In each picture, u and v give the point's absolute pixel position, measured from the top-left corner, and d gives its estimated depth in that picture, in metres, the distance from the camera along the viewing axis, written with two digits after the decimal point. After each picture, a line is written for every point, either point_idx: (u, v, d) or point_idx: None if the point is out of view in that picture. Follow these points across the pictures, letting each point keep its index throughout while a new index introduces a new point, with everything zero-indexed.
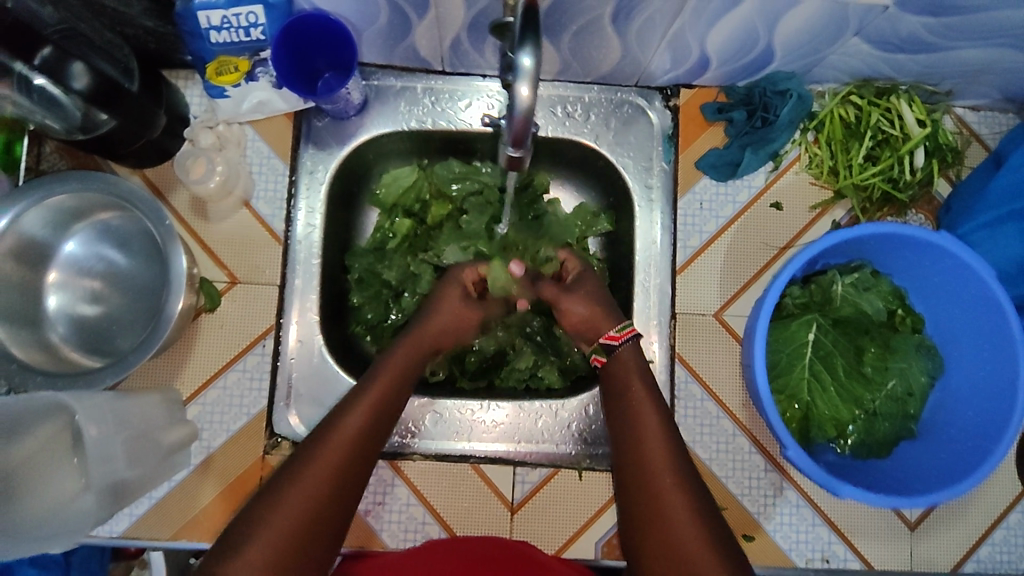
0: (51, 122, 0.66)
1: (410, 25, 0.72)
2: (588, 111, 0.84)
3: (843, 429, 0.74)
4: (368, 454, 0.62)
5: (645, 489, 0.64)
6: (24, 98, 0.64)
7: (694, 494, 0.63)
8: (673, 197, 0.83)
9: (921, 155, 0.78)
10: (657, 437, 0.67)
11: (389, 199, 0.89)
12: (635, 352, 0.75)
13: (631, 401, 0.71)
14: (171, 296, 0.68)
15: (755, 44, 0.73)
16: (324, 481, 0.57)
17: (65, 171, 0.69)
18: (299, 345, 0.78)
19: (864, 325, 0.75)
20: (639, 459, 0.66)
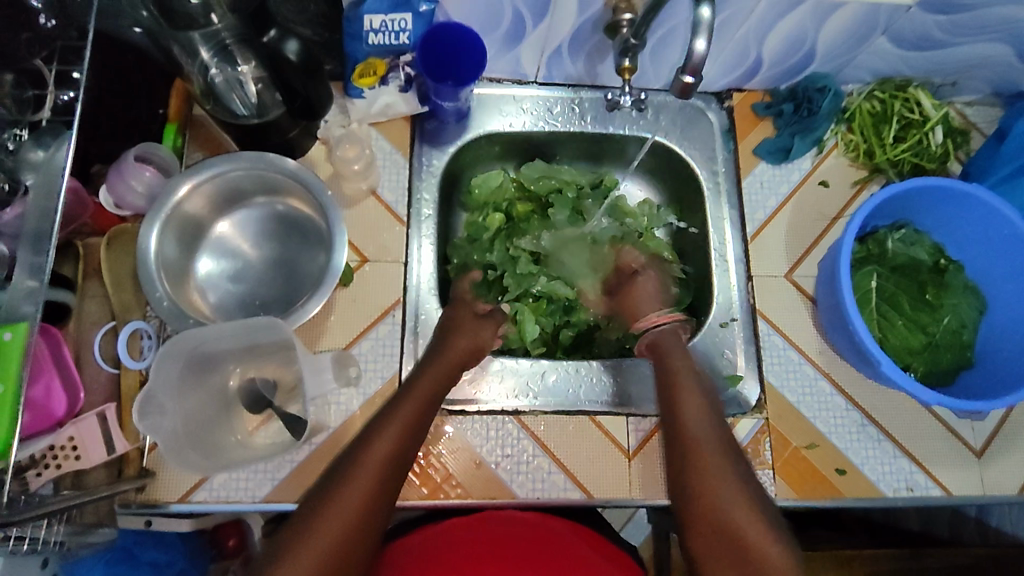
0: (237, 95, 0.77)
1: (524, 33, 0.86)
2: (657, 112, 0.99)
3: (911, 362, 0.85)
4: (391, 488, 0.64)
5: (689, 457, 0.69)
6: (229, 66, 0.77)
7: (733, 461, 0.68)
8: (736, 178, 0.97)
9: (939, 132, 0.94)
10: (693, 413, 0.73)
11: (482, 198, 1.00)
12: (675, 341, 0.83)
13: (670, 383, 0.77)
14: (313, 297, 0.73)
15: (802, 47, 0.89)
16: (360, 509, 0.61)
17: (238, 152, 0.76)
18: (424, 316, 0.85)
19: (914, 271, 0.88)
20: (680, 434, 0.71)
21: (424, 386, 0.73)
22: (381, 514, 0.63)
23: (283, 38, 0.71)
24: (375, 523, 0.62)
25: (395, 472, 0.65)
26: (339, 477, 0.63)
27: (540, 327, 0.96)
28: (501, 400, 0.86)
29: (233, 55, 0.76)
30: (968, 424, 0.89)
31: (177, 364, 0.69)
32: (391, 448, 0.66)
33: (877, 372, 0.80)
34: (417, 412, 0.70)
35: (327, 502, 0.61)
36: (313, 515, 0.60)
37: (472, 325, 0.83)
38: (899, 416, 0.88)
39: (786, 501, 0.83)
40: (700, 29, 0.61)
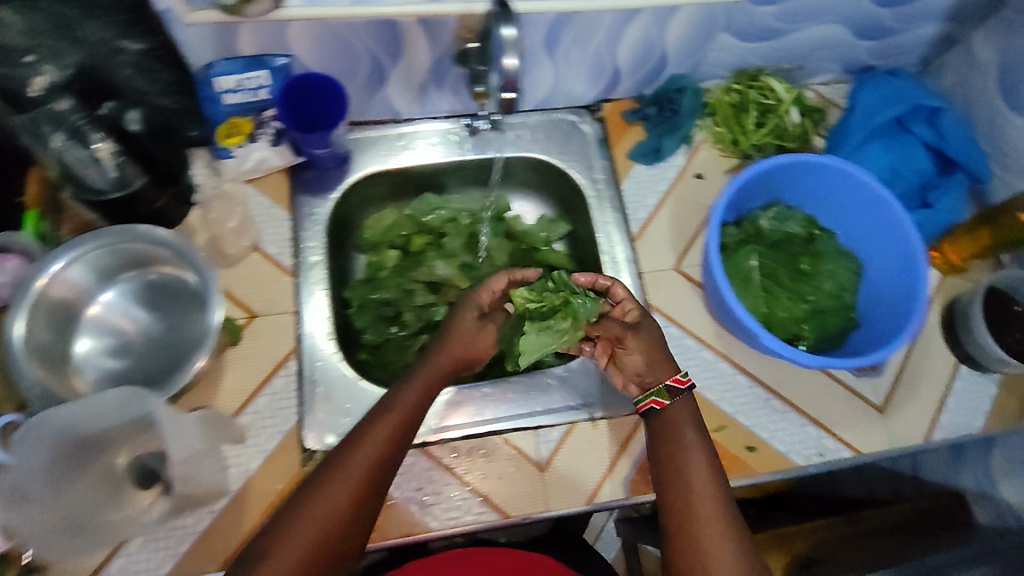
0: (91, 176, 0.76)
1: (386, 69, 0.86)
2: (533, 132, 1.02)
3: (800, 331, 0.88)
4: (351, 527, 0.66)
5: (687, 503, 0.71)
6: (82, 146, 0.74)
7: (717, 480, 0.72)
8: (616, 183, 1.00)
9: (795, 113, 0.99)
10: (699, 469, 0.73)
11: (374, 237, 1.01)
12: (687, 404, 0.79)
13: (675, 437, 0.76)
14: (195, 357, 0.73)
15: (653, 53, 0.94)
16: (310, 543, 0.64)
17: (107, 227, 0.76)
18: (320, 363, 0.85)
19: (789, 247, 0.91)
20: (679, 480, 0.73)
21: (393, 417, 0.73)
22: (335, 552, 0.64)
23: (123, 109, 0.77)
24: (341, 547, 0.65)
25: (369, 492, 0.68)
26: (300, 505, 0.66)
27: None
28: None
29: (86, 135, 0.75)
30: (867, 381, 0.92)
31: (44, 452, 0.69)
32: (368, 472, 0.68)
33: (761, 345, 0.83)
34: (389, 443, 0.71)
35: (274, 542, 0.64)
36: (262, 553, 0.63)
37: (469, 331, 0.85)
38: (799, 385, 0.91)
39: None
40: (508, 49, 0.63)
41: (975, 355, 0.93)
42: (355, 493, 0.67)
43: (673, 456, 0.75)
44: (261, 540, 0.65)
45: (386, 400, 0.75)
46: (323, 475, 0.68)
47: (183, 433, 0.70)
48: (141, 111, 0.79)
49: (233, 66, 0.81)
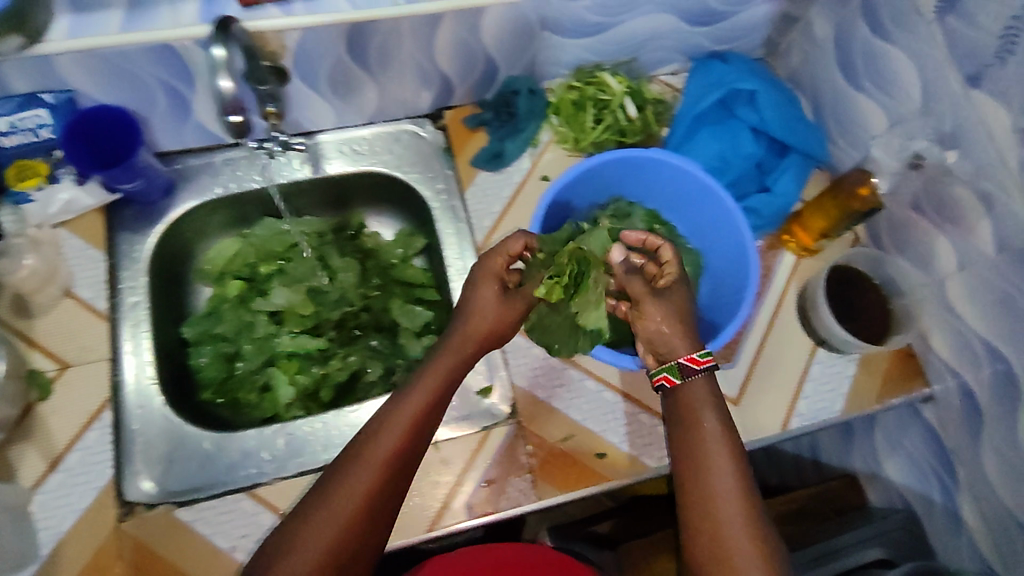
0: None
1: (186, 97, 0.82)
2: (371, 146, 0.98)
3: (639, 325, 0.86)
4: (379, 515, 0.66)
5: (709, 500, 0.66)
6: None
7: (745, 472, 0.67)
8: (460, 192, 0.96)
9: (631, 106, 0.97)
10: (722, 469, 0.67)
11: (216, 269, 0.97)
12: (705, 386, 0.72)
13: (697, 432, 0.69)
14: None
15: (476, 58, 0.90)
16: (337, 534, 0.63)
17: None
18: (141, 410, 0.82)
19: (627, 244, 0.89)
20: (696, 475, 0.68)
21: (418, 399, 0.71)
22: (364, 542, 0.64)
23: None
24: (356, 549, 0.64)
25: (394, 478, 0.67)
26: (324, 494, 0.65)
27: (295, 387, 0.92)
28: (238, 476, 0.80)
29: None
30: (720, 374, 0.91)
31: None
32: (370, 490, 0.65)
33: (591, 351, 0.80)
34: (413, 428, 0.69)
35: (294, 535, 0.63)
36: (288, 541, 0.63)
37: (489, 306, 0.77)
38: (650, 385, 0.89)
39: (548, 500, 0.82)
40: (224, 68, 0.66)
41: (828, 339, 0.91)
42: (355, 514, 0.64)
43: (691, 453, 0.69)
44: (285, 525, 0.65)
45: (398, 399, 0.71)
46: (348, 460, 0.67)
47: None
48: None
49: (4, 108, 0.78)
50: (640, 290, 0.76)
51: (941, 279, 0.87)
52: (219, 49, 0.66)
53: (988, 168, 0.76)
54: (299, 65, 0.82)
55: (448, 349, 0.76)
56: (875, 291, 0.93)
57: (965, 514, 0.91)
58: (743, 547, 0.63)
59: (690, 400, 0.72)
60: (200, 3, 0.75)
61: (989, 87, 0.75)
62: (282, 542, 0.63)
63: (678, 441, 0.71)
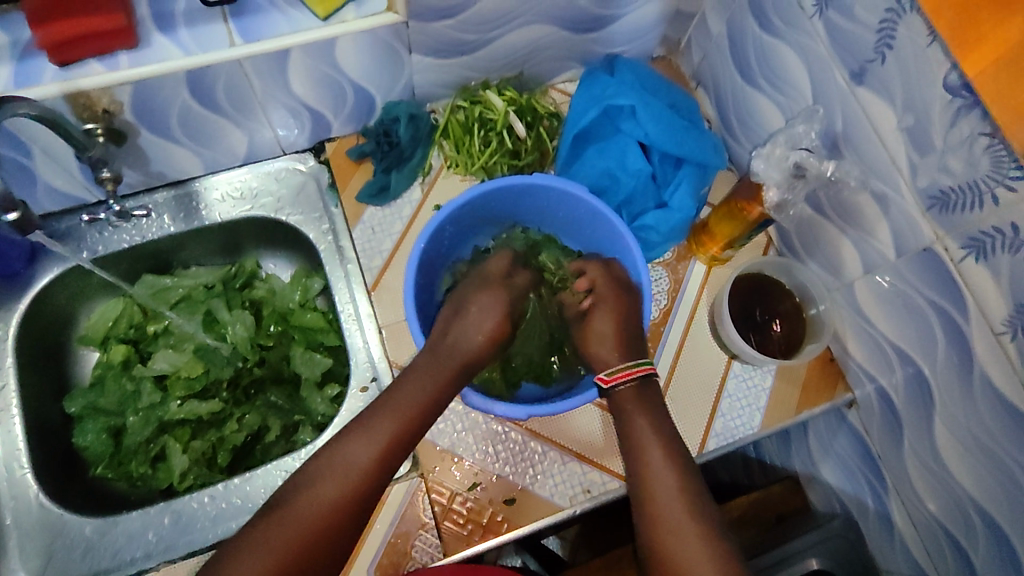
0: None
1: (28, 165, 0.77)
2: (251, 188, 0.93)
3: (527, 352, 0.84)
4: (368, 496, 0.66)
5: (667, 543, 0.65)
6: None
7: (699, 505, 0.67)
8: (348, 232, 0.92)
9: (518, 125, 0.92)
10: (664, 490, 0.68)
11: (99, 336, 0.91)
12: (648, 418, 0.72)
13: (637, 446, 0.71)
14: None
15: (343, 88, 0.85)
16: (326, 510, 0.64)
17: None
18: (14, 502, 0.77)
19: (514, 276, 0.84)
20: (653, 518, 0.67)
21: (425, 383, 0.71)
22: (350, 520, 0.65)
23: None
24: (340, 528, 0.64)
25: (389, 460, 0.67)
26: (321, 466, 0.66)
27: (189, 454, 0.87)
28: (122, 563, 0.75)
29: None
30: None
31: None
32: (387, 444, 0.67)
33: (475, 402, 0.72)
34: (417, 413, 0.70)
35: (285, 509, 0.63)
36: (275, 514, 0.63)
37: (483, 300, 0.79)
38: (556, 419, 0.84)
39: (456, 556, 0.78)
40: None
41: (740, 354, 0.87)
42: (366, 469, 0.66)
43: (646, 497, 0.68)
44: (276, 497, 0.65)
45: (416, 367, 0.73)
46: (350, 433, 0.67)
47: None
48: None
49: None
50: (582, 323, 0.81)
51: (849, 283, 0.83)
52: None
53: (878, 168, 0.72)
54: (145, 118, 0.76)
55: (458, 334, 0.76)
56: (790, 299, 0.89)
57: (896, 518, 0.87)
58: None
59: (638, 438, 0.71)
60: (12, 67, 0.68)
61: (871, 83, 0.70)
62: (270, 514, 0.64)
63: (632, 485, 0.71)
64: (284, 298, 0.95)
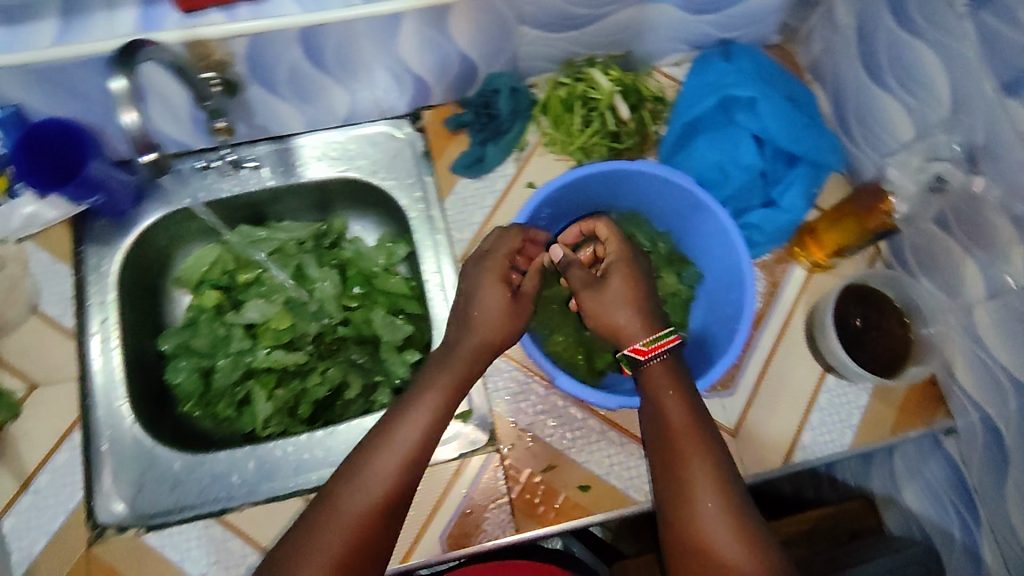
0: None
1: (141, 109, 0.79)
2: (346, 149, 0.93)
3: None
4: (402, 499, 0.62)
5: (703, 553, 0.59)
6: None
7: (741, 508, 0.60)
8: (439, 201, 0.91)
9: (623, 106, 0.89)
10: (704, 494, 0.60)
11: (194, 278, 0.94)
12: (679, 405, 0.65)
13: (669, 434, 0.64)
14: None
15: (448, 55, 0.84)
16: (363, 518, 0.59)
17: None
18: (110, 432, 0.79)
19: (497, 242, 0.76)
20: (686, 524, 0.60)
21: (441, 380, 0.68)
22: (388, 523, 0.60)
23: None
24: (380, 533, 0.60)
25: (416, 458, 0.63)
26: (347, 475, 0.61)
27: (274, 404, 0.88)
28: (205, 499, 0.77)
29: None
30: (718, 403, 0.84)
31: None
32: (419, 436, 0.64)
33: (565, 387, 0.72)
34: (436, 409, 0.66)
35: (319, 523, 0.59)
36: (308, 531, 0.59)
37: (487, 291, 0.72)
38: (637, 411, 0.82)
39: (527, 535, 0.77)
40: (124, 100, 0.61)
41: (837, 366, 0.83)
42: (409, 457, 0.63)
43: (678, 497, 0.61)
44: (308, 515, 0.61)
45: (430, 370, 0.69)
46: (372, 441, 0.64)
47: None
48: None
49: None
50: (579, 283, 0.75)
51: (967, 305, 0.77)
52: (120, 80, 0.61)
53: (1022, 188, 0.66)
54: (256, 71, 0.77)
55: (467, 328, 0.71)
56: (898, 318, 0.83)
57: (986, 555, 0.81)
58: None
59: (671, 423, 0.64)
60: (137, 12, 0.70)
61: None
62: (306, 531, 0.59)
63: (661, 479, 0.63)
64: (370, 261, 0.95)
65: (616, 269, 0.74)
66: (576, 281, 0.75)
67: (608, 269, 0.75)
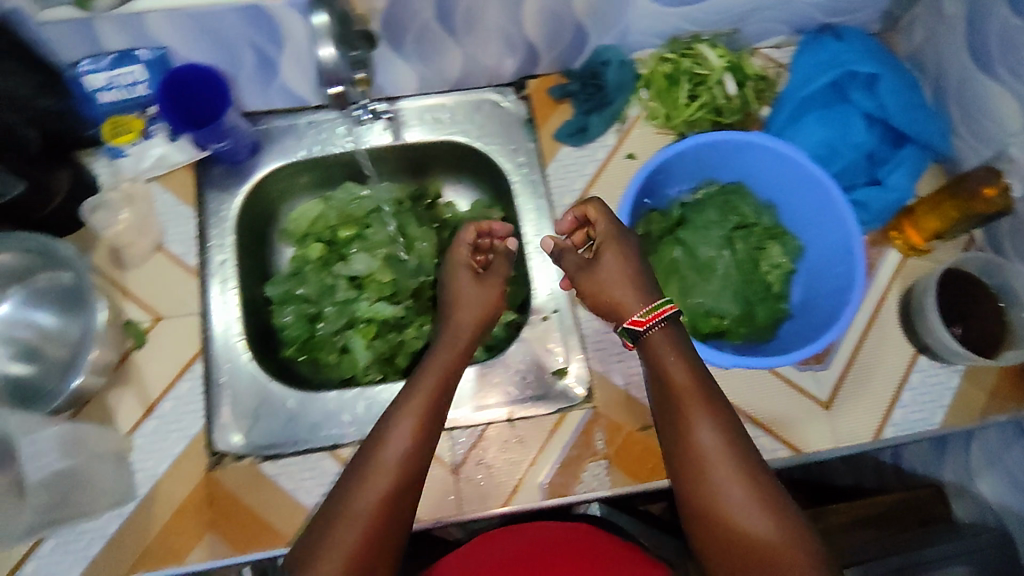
0: None
1: (274, 61, 0.83)
2: (452, 113, 0.96)
3: (723, 306, 0.80)
4: (410, 494, 0.62)
5: (724, 513, 0.59)
6: None
7: (753, 462, 0.61)
8: (541, 167, 0.94)
9: (730, 82, 0.91)
10: (717, 456, 0.61)
11: (300, 230, 0.97)
12: (683, 368, 0.66)
13: (678, 397, 0.65)
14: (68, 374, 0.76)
15: (566, 24, 0.86)
16: (375, 513, 0.59)
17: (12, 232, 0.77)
18: (229, 366, 0.83)
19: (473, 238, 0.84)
20: (706, 488, 0.60)
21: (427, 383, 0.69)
22: (401, 518, 0.61)
23: None
24: (394, 524, 0.60)
25: (417, 451, 0.64)
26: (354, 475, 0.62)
27: (372, 353, 0.92)
28: (318, 434, 0.82)
29: None
30: (811, 375, 0.87)
31: None
32: (414, 434, 0.65)
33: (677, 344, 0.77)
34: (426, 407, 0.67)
35: (334, 518, 0.59)
36: (323, 532, 0.59)
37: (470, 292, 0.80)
38: (731, 378, 0.87)
39: (623, 488, 0.81)
40: (323, 35, 0.69)
41: (932, 345, 0.86)
42: (409, 453, 0.63)
43: (697, 464, 0.62)
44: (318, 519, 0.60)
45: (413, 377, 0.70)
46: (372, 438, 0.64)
47: (38, 451, 0.68)
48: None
49: (102, 63, 0.78)
50: (574, 265, 0.78)
51: None
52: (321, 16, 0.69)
53: None
54: (390, 28, 0.81)
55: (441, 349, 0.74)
56: (990, 300, 0.84)
57: None
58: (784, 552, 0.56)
59: (678, 385, 0.65)
60: None
61: None
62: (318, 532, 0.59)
63: (675, 449, 0.64)
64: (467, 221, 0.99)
65: (611, 245, 0.76)
66: (571, 267, 0.78)
67: (602, 249, 0.76)
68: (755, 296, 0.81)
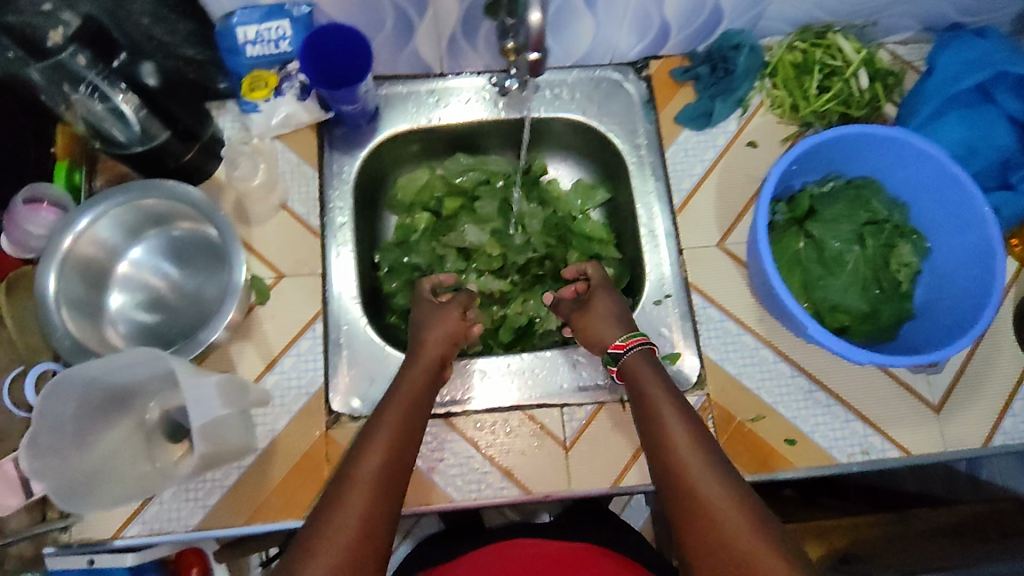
0: (116, 132, 0.77)
1: (414, 24, 0.83)
2: (572, 90, 0.95)
3: (851, 301, 0.80)
4: (400, 476, 0.63)
5: (693, 501, 0.60)
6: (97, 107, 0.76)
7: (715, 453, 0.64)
8: (660, 149, 0.93)
9: (864, 76, 0.90)
10: (685, 450, 0.64)
11: (407, 198, 0.97)
12: (655, 378, 0.72)
13: (648, 404, 0.69)
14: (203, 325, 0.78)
15: (703, 7, 0.85)
16: (366, 487, 0.61)
17: (153, 179, 0.77)
18: (348, 328, 0.84)
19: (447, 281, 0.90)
20: (678, 479, 0.62)
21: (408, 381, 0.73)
22: (394, 495, 0.62)
23: (134, 61, 0.78)
24: (386, 500, 0.61)
25: (404, 438, 0.66)
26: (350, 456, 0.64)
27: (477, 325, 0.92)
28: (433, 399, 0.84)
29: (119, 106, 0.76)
30: (924, 379, 0.87)
31: (72, 402, 0.68)
32: (399, 424, 0.67)
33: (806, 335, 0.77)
34: (411, 401, 0.71)
35: (336, 493, 0.61)
36: (324, 506, 0.60)
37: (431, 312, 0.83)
38: (843, 375, 0.86)
39: None
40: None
41: None
42: (395, 438, 0.66)
43: (670, 461, 0.64)
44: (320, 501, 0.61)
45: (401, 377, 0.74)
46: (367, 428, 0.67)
47: (202, 396, 0.67)
48: (154, 65, 0.80)
49: (252, 15, 0.79)
50: (568, 308, 0.86)
51: None
52: None
53: None
54: None
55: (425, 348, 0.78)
56: None
57: None
58: (749, 531, 0.57)
59: (648, 390, 0.71)
60: None
61: None
62: (322, 506, 0.60)
63: (652, 452, 0.67)
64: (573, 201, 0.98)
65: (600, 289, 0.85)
66: (567, 309, 0.86)
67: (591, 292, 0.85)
68: (881, 293, 0.82)
